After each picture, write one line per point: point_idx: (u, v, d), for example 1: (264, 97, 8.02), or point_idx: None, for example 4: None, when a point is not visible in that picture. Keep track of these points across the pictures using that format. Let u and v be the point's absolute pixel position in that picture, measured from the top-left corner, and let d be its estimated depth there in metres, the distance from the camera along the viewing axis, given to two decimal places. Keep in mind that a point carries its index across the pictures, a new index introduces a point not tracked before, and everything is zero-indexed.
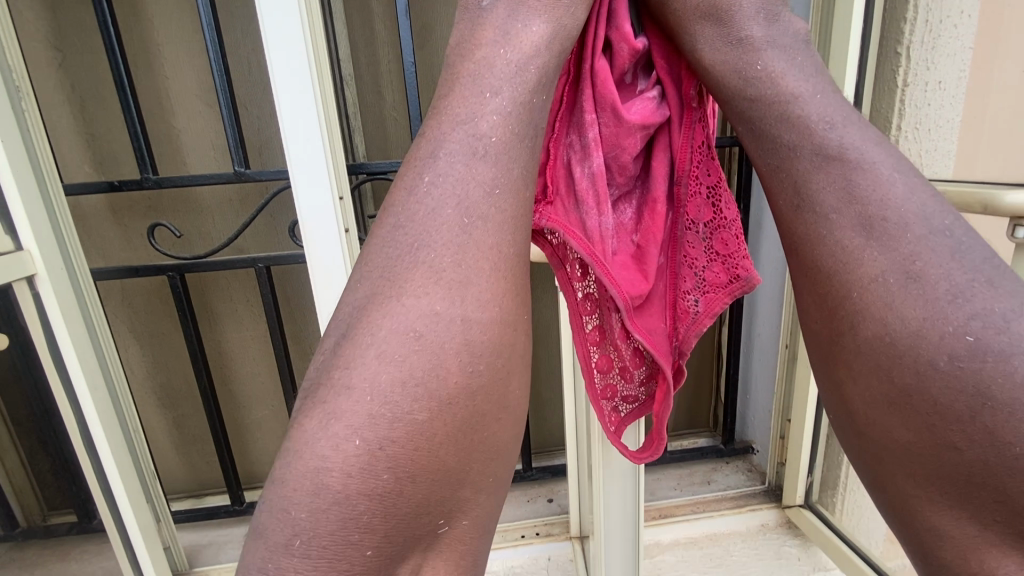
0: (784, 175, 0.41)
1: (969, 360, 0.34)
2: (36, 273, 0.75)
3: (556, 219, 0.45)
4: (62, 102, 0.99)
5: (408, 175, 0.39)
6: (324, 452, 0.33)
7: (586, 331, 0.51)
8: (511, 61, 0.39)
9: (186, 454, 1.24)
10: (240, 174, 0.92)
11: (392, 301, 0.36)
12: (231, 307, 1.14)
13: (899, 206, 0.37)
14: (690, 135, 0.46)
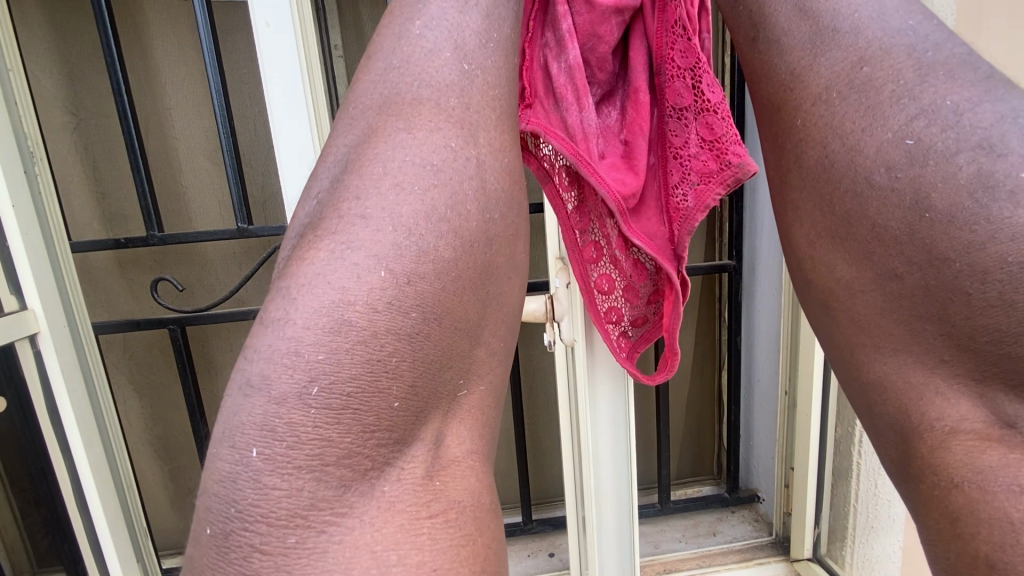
0: (742, 8, 0.42)
1: (907, 167, 0.35)
2: (39, 331, 0.77)
3: (537, 120, 0.43)
4: (75, 161, 1.03)
5: (397, 20, 0.38)
6: (344, 283, 0.30)
7: (581, 245, 0.50)
8: None
9: (180, 508, 1.21)
10: (243, 231, 0.96)
11: (397, 128, 0.34)
12: (231, 356, 1.14)
13: (853, 15, 0.38)
14: (665, 18, 0.44)
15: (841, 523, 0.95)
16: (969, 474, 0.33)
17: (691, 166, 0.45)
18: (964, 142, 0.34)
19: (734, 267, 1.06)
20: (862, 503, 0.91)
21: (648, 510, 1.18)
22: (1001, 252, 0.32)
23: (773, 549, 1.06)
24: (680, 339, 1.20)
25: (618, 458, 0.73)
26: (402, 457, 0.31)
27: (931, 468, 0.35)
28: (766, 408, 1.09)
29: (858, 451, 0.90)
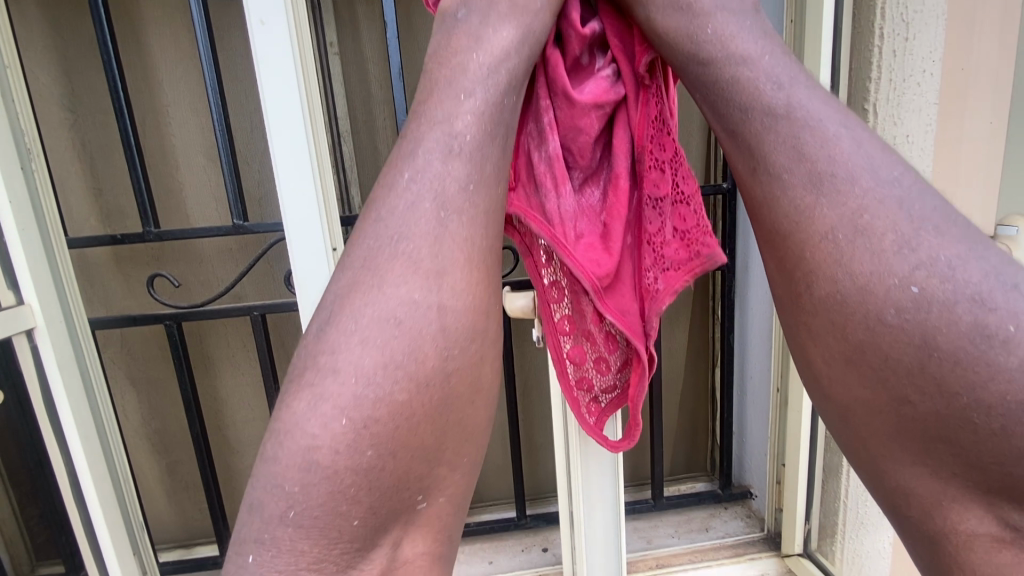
0: (741, 141, 0.43)
1: (915, 311, 0.37)
2: (37, 326, 0.77)
3: (519, 203, 0.49)
4: (73, 158, 1.04)
5: (389, 173, 0.41)
6: (313, 430, 0.35)
7: (555, 318, 0.52)
8: (483, 64, 0.42)
9: (177, 502, 1.22)
10: (239, 227, 0.96)
11: (371, 290, 0.38)
12: (228, 352, 1.15)
13: (847, 161, 0.40)
14: (646, 113, 0.48)
15: (832, 520, 0.96)
16: (989, 569, 0.37)
17: (663, 249, 0.49)
18: (960, 294, 0.36)
19: (727, 265, 1.06)
20: (851, 500, 0.93)
21: (642, 506, 1.19)
22: (1001, 389, 0.34)
23: (765, 544, 1.07)
24: (672, 339, 1.21)
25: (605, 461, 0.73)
26: (363, 560, 0.37)
27: (960, 564, 0.38)
28: (757, 407, 1.10)
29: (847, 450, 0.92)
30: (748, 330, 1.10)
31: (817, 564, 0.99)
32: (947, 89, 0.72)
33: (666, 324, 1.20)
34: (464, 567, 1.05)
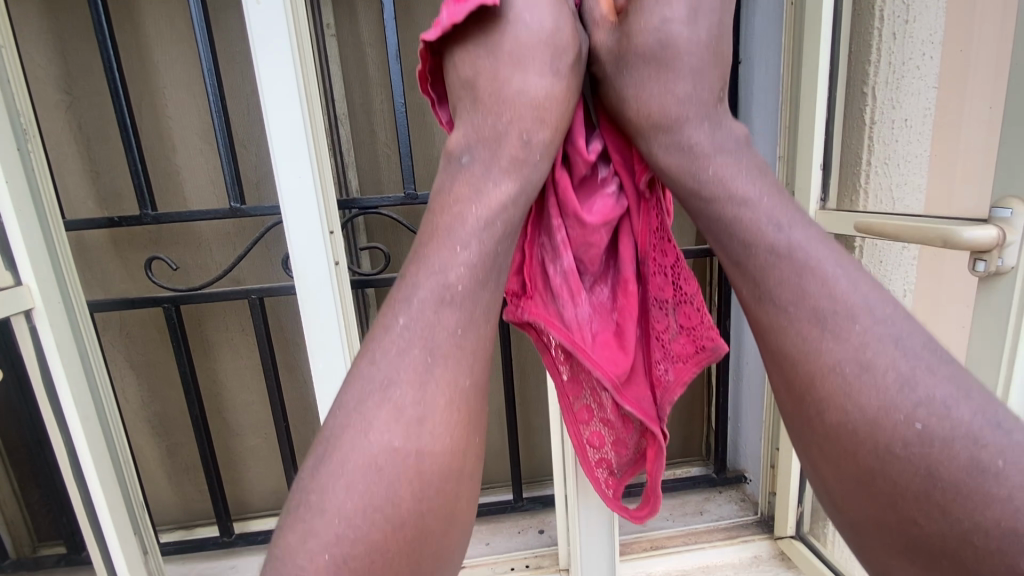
0: (744, 271, 0.44)
1: (920, 446, 0.37)
2: (34, 307, 0.76)
3: (536, 311, 0.51)
4: (70, 141, 1.04)
5: (387, 314, 0.43)
6: (300, 563, 0.37)
7: (574, 406, 0.57)
8: (480, 217, 0.43)
9: (177, 483, 1.23)
10: (236, 210, 0.95)
11: (359, 433, 0.39)
12: (227, 336, 1.16)
13: (848, 300, 0.41)
14: (648, 222, 0.52)
15: None
16: None
17: (670, 347, 0.52)
18: (954, 430, 0.36)
19: None
20: None
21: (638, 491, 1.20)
22: (998, 515, 0.35)
23: (758, 527, 1.08)
24: None
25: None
26: None
27: None
28: (753, 393, 1.11)
29: None
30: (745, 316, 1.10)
31: (809, 547, 1.00)
32: (948, 72, 0.72)
33: None
34: None
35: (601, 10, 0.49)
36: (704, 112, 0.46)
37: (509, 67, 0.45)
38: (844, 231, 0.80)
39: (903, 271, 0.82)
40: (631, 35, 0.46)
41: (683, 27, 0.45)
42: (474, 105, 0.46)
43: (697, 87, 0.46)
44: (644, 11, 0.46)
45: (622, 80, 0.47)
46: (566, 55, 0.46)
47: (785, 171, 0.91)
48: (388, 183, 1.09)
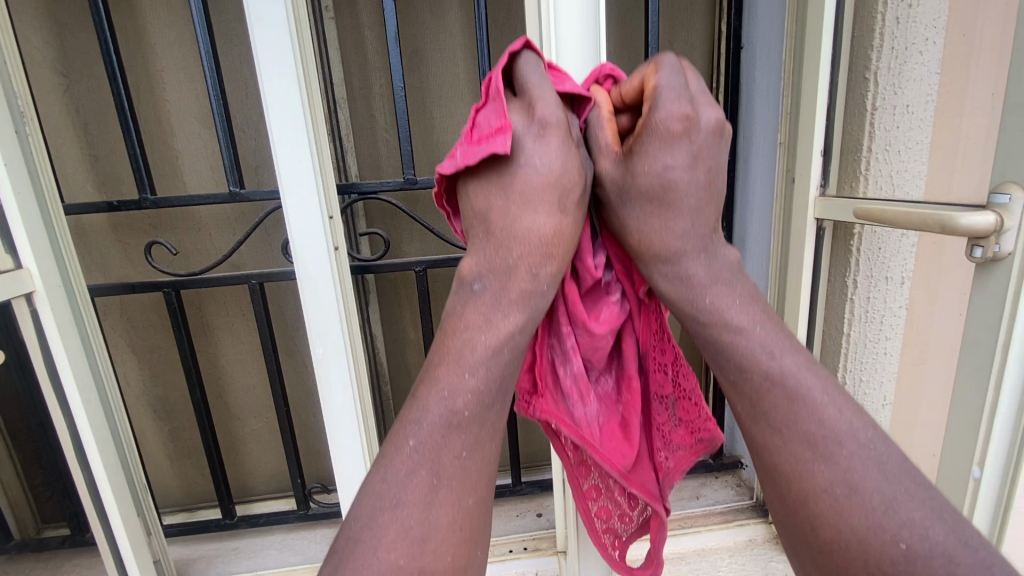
0: (742, 392, 0.45)
1: (905, 565, 0.38)
2: (35, 290, 0.77)
3: (547, 409, 0.51)
4: (68, 126, 1.03)
5: (397, 436, 0.43)
6: None
7: (583, 486, 0.57)
8: (488, 345, 0.44)
9: (180, 467, 1.24)
10: (234, 194, 0.95)
11: (366, 552, 0.40)
12: (227, 321, 1.16)
13: (835, 426, 0.43)
14: (650, 322, 0.53)
15: None
16: None
17: (674, 440, 0.53)
18: (933, 552, 0.38)
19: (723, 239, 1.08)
20: None
21: None
22: None
23: (753, 511, 1.09)
24: None
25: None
26: None
27: None
28: None
29: None
30: None
31: None
32: (951, 59, 0.73)
33: None
34: None
35: (606, 138, 0.47)
36: (700, 244, 0.47)
37: (519, 214, 0.45)
38: (844, 218, 0.80)
39: (902, 256, 0.82)
40: (632, 175, 0.45)
41: (683, 169, 0.44)
42: (484, 243, 0.46)
43: (695, 223, 0.46)
44: (646, 157, 0.44)
45: (624, 210, 0.47)
46: (573, 192, 0.45)
47: (786, 159, 0.90)
48: (387, 169, 1.09)
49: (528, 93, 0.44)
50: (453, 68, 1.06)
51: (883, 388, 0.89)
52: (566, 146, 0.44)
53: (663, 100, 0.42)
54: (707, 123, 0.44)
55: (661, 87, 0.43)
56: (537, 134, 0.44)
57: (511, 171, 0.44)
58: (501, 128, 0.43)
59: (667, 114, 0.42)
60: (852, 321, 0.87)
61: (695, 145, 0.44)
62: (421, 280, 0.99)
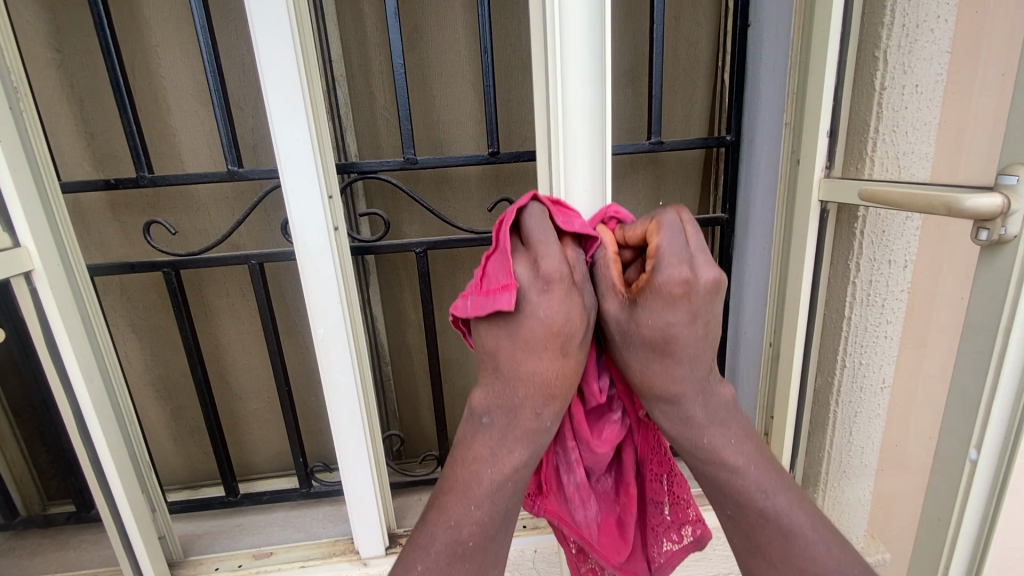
0: (738, 523, 0.54)
1: None
2: (34, 269, 0.76)
3: (552, 511, 0.56)
4: (62, 103, 1.02)
5: (406, 558, 0.49)
6: None
7: (579, 564, 0.64)
8: (494, 481, 0.50)
9: (182, 445, 1.25)
10: (233, 173, 0.94)
11: None
12: (228, 301, 1.16)
13: (817, 557, 0.51)
14: (647, 437, 0.59)
15: (816, 469, 0.99)
16: None
17: (664, 537, 0.59)
18: None
19: (727, 220, 1.08)
20: (837, 448, 0.95)
21: None
22: None
23: None
24: None
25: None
26: None
27: None
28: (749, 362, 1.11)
29: (836, 401, 0.93)
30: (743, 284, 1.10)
31: None
32: (963, 37, 0.72)
33: None
34: None
35: (612, 281, 0.49)
36: (699, 386, 0.51)
37: (528, 356, 0.47)
38: (849, 201, 0.79)
39: (907, 241, 0.82)
40: (635, 320, 0.48)
41: (683, 322, 0.48)
42: (498, 378, 0.49)
43: (694, 368, 0.50)
44: (649, 312, 0.47)
45: (625, 350, 0.50)
46: (575, 339, 0.47)
47: (791, 139, 0.89)
48: (387, 148, 1.08)
49: (533, 249, 0.45)
50: (454, 45, 1.04)
51: (883, 370, 0.90)
52: (572, 297, 0.46)
53: (663, 265, 0.46)
54: (705, 282, 0.47)
55: (662, 250, 0.46)
56: (544, 287, 0.45)
57: (518, 320, 0.46)
58: (510, 284, 0.45)
59: (667, 279, 0.46)
60: (854, 305, 0.87)
61: (694, 304, 0.47)
62: (421, 262, 0.98)
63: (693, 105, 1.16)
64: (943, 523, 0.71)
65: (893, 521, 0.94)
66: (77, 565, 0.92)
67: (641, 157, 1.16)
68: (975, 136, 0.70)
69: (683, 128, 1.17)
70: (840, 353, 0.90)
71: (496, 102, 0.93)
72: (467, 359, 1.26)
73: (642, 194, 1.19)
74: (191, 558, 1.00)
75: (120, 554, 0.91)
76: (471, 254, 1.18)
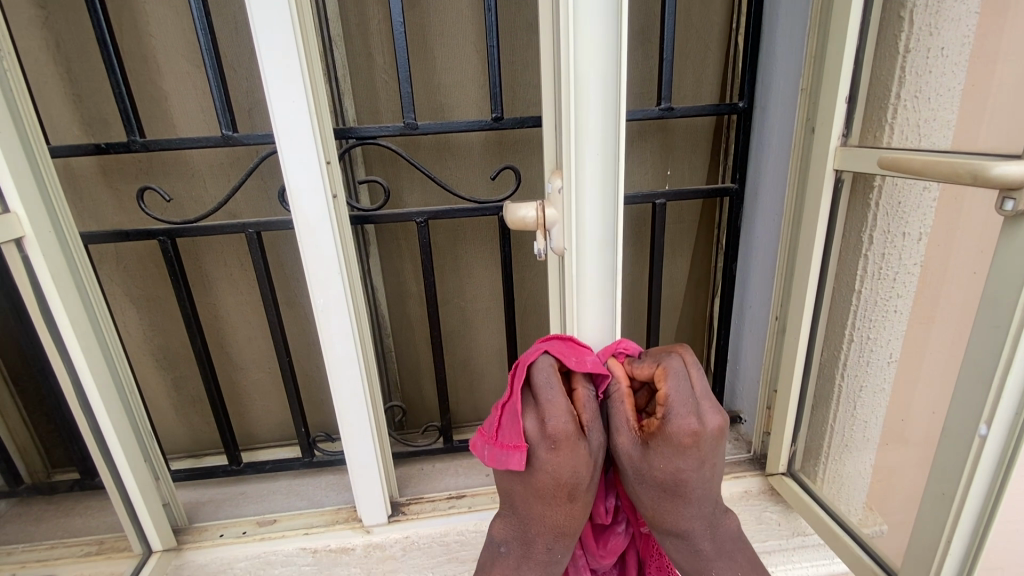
0: None
1: None
2: (25, 235, 0.74)
3: None
4: (48, 61, 0.97)
5: None
6: None
7: None
8: None
9: (184, 415, 1.25)
10: (228, 138, 0.91)
11: None
12: (226, 271, 1.14)
13: None
14: (652, 550, 0.57)
15: (818, 441, 0.98)
16: None
17: None
18: None
19: (736, 191, 1.04)
20: (839, 423, 0.95)
21: None
22: None
23: (751, 465, 1.10)
24: (674, 266, 1.24)
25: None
26: None
27: None
28: (754, 333, 1.10)
29: (841, 374, 0.92)
30: (751, 256, 1.08)
31: (798, 482, 1.01)
32: None
33: (668, 250, 1.23)
34: (461, 478, 1.08)
35: (625, 418, 0.45)
36: (709, 521, 0.47)
37: (539, 503, 0.45)
38: (865, 168, 0.76)
39: (922, 212, 0.78)
40: (648, 464, 0.44)
41: (693, 468, 0.44)
42: (515, 513, 0.48)
43: (704, 506, 0.46)
44: (660, 457, 0.43)
45: (636, 487, 0.46)
46: (585, 491, 0.44)
47: (807, 106, 0.86)
48: (387, 114, 1.04)
49: (540, 403, 0.43)
50: (456, 5, 0.99)
51: (890, 345, 0.86)
52: (582, 454, 0.42)
53: (673, 414, 0.42)
54: (716, 430, 0.43)
55: (672, 398, 0.43)
56: (552, 447, 0.42)
57: (530, 476, 0.44)
58: (517, 444, 0.43)
59: (678, 429, 0.42)
60: (865, 278, 0.85)
61: (705, 451, 0.43)
62: (422, 232, 0.96)
63: (705, 70, 1.11)
64: (947, 497, 0.70)
65: (890, 497, 0.88)
66: (83, 531, 0.96)
67: (649, 124, 1.12)
68: (999, 100, 0.65)
69: (694, 94, 1.13)
70: (847, 326, 0.89)
71: (499, 64, 0.88)
72: (468, 332, 1.25)
73: (650, 163, 1.15)
74: (197, 525, 1.01)
75: (125, 521, 0.92)
76: (473, 224, 1.16)
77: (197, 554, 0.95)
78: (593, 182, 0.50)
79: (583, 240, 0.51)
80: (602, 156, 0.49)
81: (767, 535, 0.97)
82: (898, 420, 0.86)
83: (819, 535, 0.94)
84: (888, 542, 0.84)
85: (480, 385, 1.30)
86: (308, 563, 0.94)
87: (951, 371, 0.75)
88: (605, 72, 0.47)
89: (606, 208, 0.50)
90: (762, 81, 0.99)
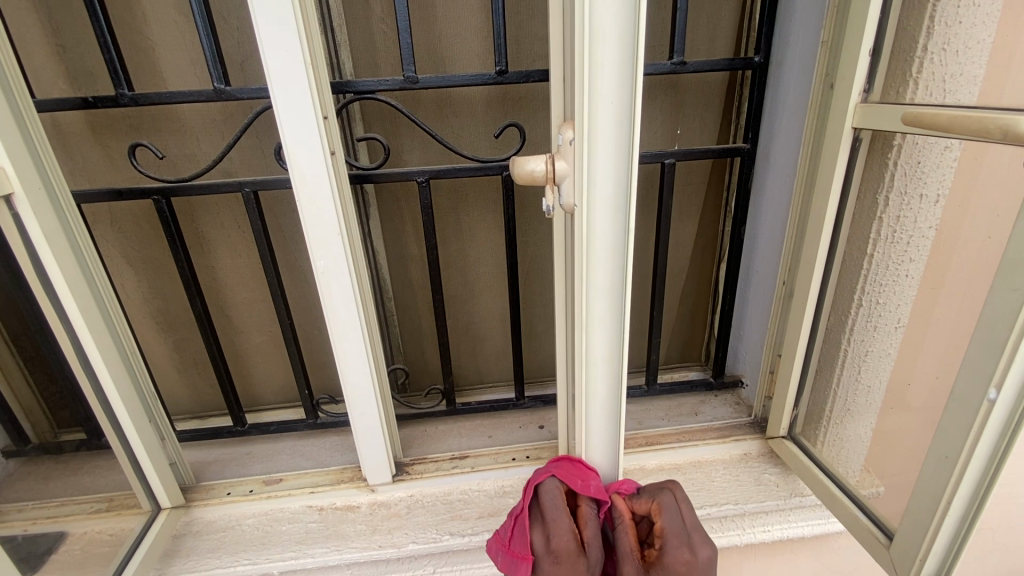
0: None
1: None
2: (13, 192, 0.70)
3: None
4: (28, 9, 0.92)
5: None
6: None
7: None
8: None
9: (187, 377, 1.25)
10: (220, 92, 0.86)
11: None
12: (223, 232, 1.12)
13: None
14: None
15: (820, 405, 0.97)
16: None
17: None
18: None
19: (749, 151, 1.00)
20: (842, 387, 0.94)
21: (635, 391, 1.20)
22: None
23: (750, 428, 1.09)
24: (682, 228, 1.21)
25: (617, 376, 0.57)
26: None
27: None
28: (760, 297, 1.09)
29: (847, 340, 0.91)
30: (760, 219, 1.06)
31: (799, 447, 1.01)
32: None
33: (676, 213, 1.20)
34: (464, 439, 1.09)
35: (628, 546, 0.59)
36: None
37: None
38: (887, 125, 0.72)
39: (942, 171, 0.75)
40: None
41: None
42: None
43: None
44: None
45: None
46: None
47: (826, 60, 0.82)
48: (385, 67, 1.00)
49: (548, 521, 0.57)
50: None
51: (900, 310, 0.84)
52: (581, 569, 0.55)
53: (669, 545, 0.58)
54: (706, 561, 0.57)
55: (667, 531, 0.58)
56: (556, 560, 0.55)
57: None
58: (526, 554, 0.57)
59: (674, 557, 0.57)
60: (877, 241, 0.82)
61: None
62: (423, 192, 0.93)
63: (720, 22, 1.06)
64: (950, 461, 0.69)
65: (886, 460, 0.88)
66: (92, 489, 0.97)
67: (660, 81, 1.07)
68: None
69: (707, 48, 1.07)
70: (856, 291, 0.87)
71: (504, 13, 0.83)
72: (471, 296, 1.24)
73: (659, 123, 1.11)
74: (204, 483, 1.03)
75: (133, 480, 0.93)
76: (475, 185, 1.13)
77: (204, 511, 0.98)
78: (607, 133, 0.47)
79: (594, 197, 0.49)
80: (616, 104, 0.46)
81: (768, 496, 0.98)
82: (900, 385, 0.86)
83: (818, 496, 0.94)
84: (884, 502, 0.85)
85: (483, 349, 1.30)
86: (314, 520, 0.96)
87: (960, 335, 0.73)
88: (622, 13, 0.44)
89: (620, 162, 0.48)
90: (779, 33, 0.94)
